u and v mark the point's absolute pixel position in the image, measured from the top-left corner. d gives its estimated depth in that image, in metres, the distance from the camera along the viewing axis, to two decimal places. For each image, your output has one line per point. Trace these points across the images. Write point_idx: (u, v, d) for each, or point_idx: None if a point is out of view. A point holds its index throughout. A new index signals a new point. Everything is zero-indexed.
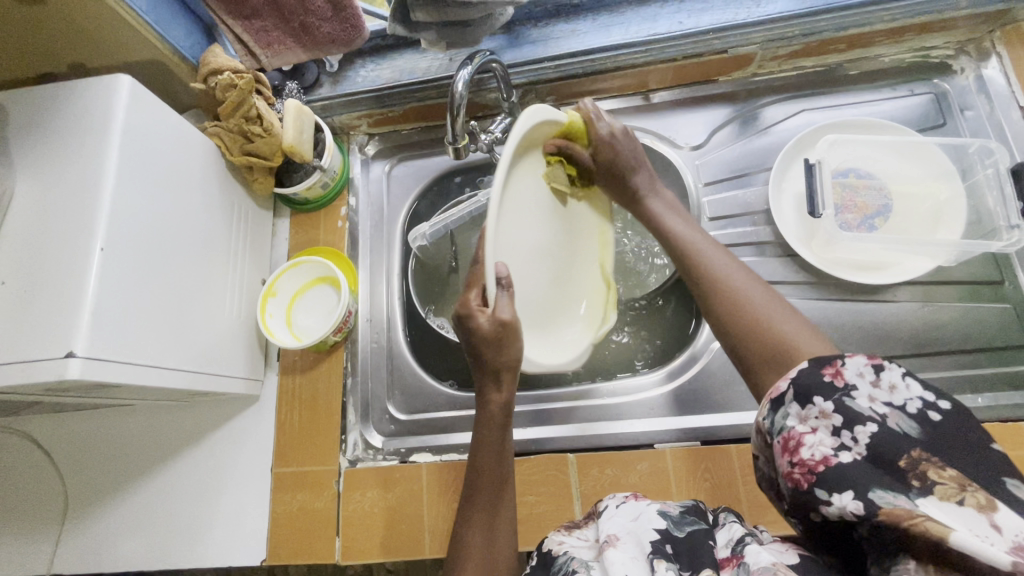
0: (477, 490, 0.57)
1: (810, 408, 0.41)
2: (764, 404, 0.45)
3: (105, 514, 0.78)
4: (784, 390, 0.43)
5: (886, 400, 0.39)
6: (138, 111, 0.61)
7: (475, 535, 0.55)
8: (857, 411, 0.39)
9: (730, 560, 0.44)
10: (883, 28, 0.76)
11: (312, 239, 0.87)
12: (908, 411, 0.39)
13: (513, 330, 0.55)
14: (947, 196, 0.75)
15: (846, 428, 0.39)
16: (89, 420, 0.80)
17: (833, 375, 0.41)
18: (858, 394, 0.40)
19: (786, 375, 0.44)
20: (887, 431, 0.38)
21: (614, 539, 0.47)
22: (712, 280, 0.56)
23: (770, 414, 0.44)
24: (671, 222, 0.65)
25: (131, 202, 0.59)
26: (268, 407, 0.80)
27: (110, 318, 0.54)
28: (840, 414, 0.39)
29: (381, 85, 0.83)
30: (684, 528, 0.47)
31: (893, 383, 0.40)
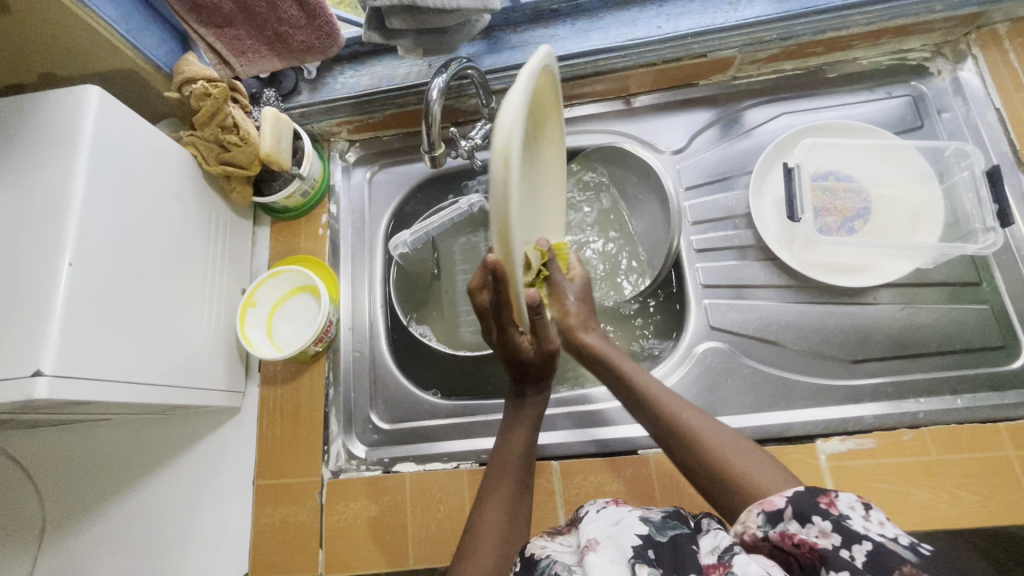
0: (501, 476, 0.60)
1: (809, 526, 0.42)
2: (754, 512, 0.46)
3: (84, 530, 0.77)
4: (780, 506, 0.45)
5: (880, 532, 0.40)
6: (107, 122, 0.60)
7: (493, 511, 0.57)
8: (854, 530, 0.40)
9: (718, 568, 0.42)
10: (859, 32, 0.77)
11: (293, 247, 0.86)
12: (904, 542, 0.39)
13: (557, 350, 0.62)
14: (925, 198, 0.76)
15: (843, 546, 0.40)
16: (67, 434, 0.79)
17: (828, 502, 0.42)
18: (853, 520, 0.41)
19: (781, 492, 0.46)
20: (885, 550, 0.38)
21: (594, 543, 0.46)
22: (669, 422, 0.58)
23: (764, 524, 0.45)
24: (620, 360, 0.65)
25: (102, 216, 0.58)
26: (250, 418, 0.79)
27: (80, 334, 0.53)
28: (838, 533, 0.40)
29: (360, 92, 0.82)
30: (666, 532, 0.46)
31: (882, 519, 0.41)
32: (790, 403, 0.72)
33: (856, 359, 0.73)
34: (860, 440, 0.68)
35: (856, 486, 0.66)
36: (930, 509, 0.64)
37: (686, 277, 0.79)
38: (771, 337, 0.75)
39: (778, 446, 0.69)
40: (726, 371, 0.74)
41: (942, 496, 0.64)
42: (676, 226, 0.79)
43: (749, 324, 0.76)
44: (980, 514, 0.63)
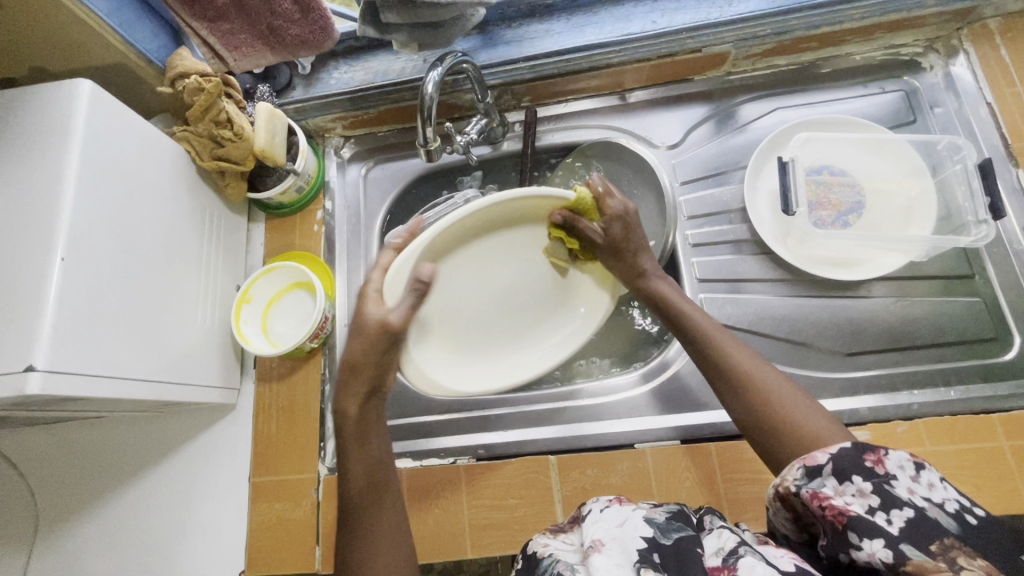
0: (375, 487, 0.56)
1: (847, 484, 0.42)
2: (794, 467, 0.46)
3: (78, 529, 0.76)
4: (821, 462, 0.45)
5: (925, 496, 0.41)
6: (99, 116, 0.60)
7: (379, 533, 0.53)
8: (896, 495, 0.41)
9: (721, 571, 0.42)
10: (852, 27, 0.77)
11: (288, 243, 0.86)
12: (948, 509, 0.40)
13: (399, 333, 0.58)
14: (918, 191, 0.76)
15: (882, 509, 0.40)
16: (60, 433, 0.78)
17: (875, 462, 0.43)
18: (898, 483, 0.41)
19: (824, 448, 0.46)
20: (925, 518, 0.39)
21: (598, 544, 0.46)
22: (729, 367, 0.58)
23: (801, 478, 0.45)
24: (678, 304, 0.65)
25: (95, 211, 0.57)
26: (245, 415, 0.79)
27: (73, 329, 0.53)
28: (878, 495, 0.41)
29: (354, 87, 0.82)
30: (670, 535, 0.46)
31: (932, 482, 0.41)
32: None
33: (850, 352, 0.73)
34: (855, 432, 0.68)
35: None
36: None
37: (682, 272, 0.80)
38: (766, 331, 0.75)
39: None
40: None
41: None
42: (671, 221, 0.80)
43: (745, 318, 0.76)
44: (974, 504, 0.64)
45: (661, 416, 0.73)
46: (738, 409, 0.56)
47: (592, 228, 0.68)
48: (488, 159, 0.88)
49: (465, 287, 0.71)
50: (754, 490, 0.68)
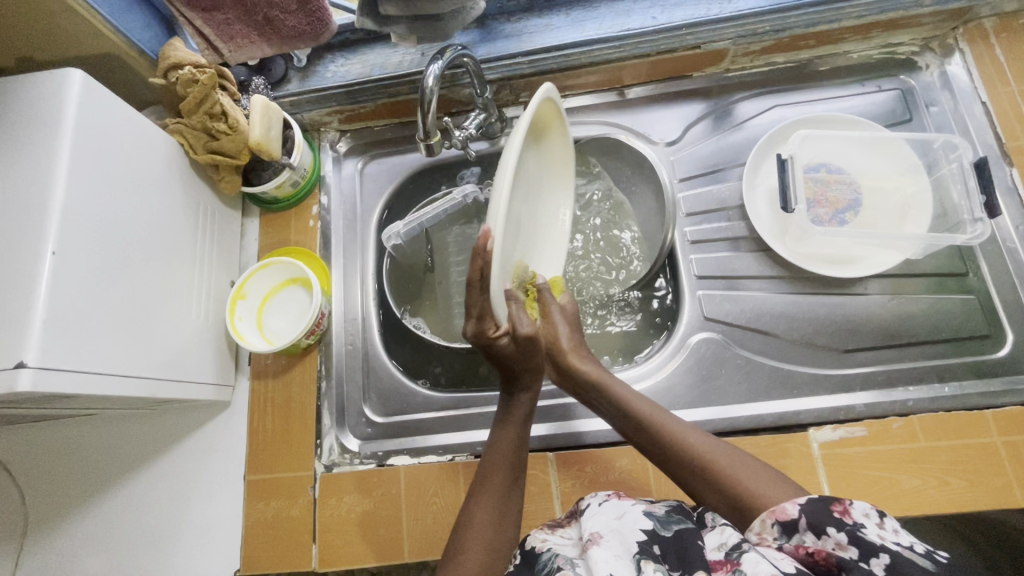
0: (491, 474, 0.60)
1: (825, 538, 0.42)
2: (768, 523, 0.47)
3: (68, 528, 0.75)
4: (795, 518, 0.45)
5: (896, 540, 0.41)
6: (91, 107, 0.58)
7: (479, 512, 0.57)
8: (870, 542, 0.40)
9: (724, 564, 0.42)
10: (850, 25, 0.77)
11: (283, 238, 0.85)
12: (919, 549, 0.40)
13: (534, 342, 0.63)
14: (914, 190, 0.77)
15: (863, 560, 0.40)
16: (50, 430, 0.77)
17: (842, 512, 0.43)
18: (869, 529, 0.41)
19: (793, 501, 0.47)
20: (903, 561, 0.39)
21: (597, 537, 0.47)
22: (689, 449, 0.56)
23: (780, 536, 0.46)
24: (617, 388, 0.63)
25: (86, 205, 0.56)
26: (240, 413, 0.78)
27: (64, 325, 0.52)
28: (854, 545, 0.41)
29: (351, 81, 0.81)
30: (670, 527, 0.46)
31: (896, 527, 0.42)
32: (782, 392, 0.72)
33: (846, 349, 0.74)
34: (851, 428, 0.69)
35: (846, 474, 0.67)
36: (917, 495, 0.65)
37: (680, 270, 0.80)
38: (763, 328, 0.76)
39: (771, 435, 0.70)
40: (721, 360, 0.74)
41: (931, 482, 0.65)
42: (671, 219, 0.80)
43: (742, 315, 0.76)
44: (966, 500, 0.64)
45: None
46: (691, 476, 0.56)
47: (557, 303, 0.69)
48: (486, 154, 0.87)
49: (510, 244, 0.61)
50: None
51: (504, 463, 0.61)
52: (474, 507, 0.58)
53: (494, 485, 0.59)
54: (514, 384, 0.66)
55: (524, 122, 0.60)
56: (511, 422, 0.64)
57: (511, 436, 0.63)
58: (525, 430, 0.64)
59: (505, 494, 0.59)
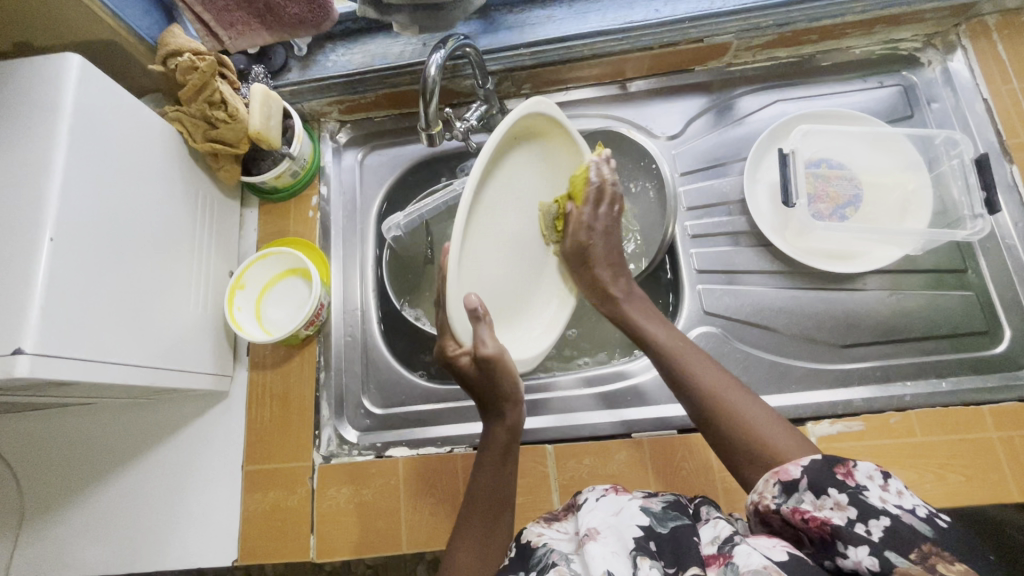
0: (473, 509, 0.58)
1: (825, 498, 0.43)
2: (771, 481, 0.47)
3: (66, 517, 0.74)
4: (797, 478, 0.45)
5: (897, 503, 0.41)
6: (88, 94, 0.58)
7: (463, 552, 0.55)
8: (870, 504, 0.41)
9: (717, 557, 0.43)
10: (853, 20, 0.77)
11: (282, 229, 0.84)
12: (920, 514, 0.40)
13: (498, 362, 0.59)
14: (914, 186, 0.77)
15: (861, 520, 0.40)
16: (47, 419, 0.77)
17: (845, 474, 0.43)
18: (871, 492, 0.41)
19: (796, 461, 0.47)
20: (902, 527, 0.39)
21: (593, 532, 0.46)
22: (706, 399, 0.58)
23: (780, 495, 0.46)
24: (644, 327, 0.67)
25: (85, 192, 0.55)
26: (237, 403, 0.78)
27: (62, 312, 0.51)
28: (854, 506, 0.41)
29: (352, 70, 0.80)
30: (666, 523, 0.46)
31: (900, 490, 0.42)
32: (781, 387, 0.73)
33: (845, 344, 0.74)
34: (849, 423, 0.69)
35: None
36: (913, 489, 0.65)
37: (680, 263, 0.80)
38: (763, 322, 0.76)
39: None
40: (720, 354, 0.75)
41: (927, 477, 0.66)
42: (672, 212, 0.81)
43: (742, 309, 0.77)
44: (961, 494, 0.65)
45: (658, 406, 0.73)
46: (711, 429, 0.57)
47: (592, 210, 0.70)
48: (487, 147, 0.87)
49: (487, 253, 0.63)
50: None
51: (484, 498, 0.59)
52: (458, 544, 0.56)
53: (475, 523, 0.58)
54: (491, 412, 0.63)
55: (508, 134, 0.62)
56: (488, 457, 0.61)
57: (490, 470, 0.60)
58: (507, 456, 0.61)
59: (487, 526, 0.57)
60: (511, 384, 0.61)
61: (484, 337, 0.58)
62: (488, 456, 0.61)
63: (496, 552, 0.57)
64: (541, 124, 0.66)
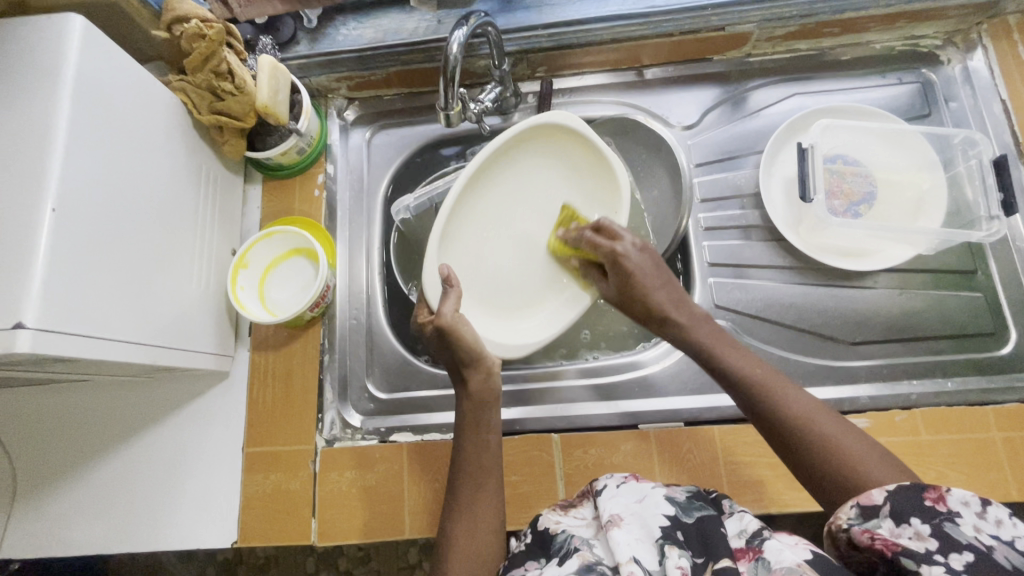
0: (460, 477, 0.58)
1: (905, 526, 0.40)
2: (847, 505, 0.44)
3: (59, 495, 0.73)
4: (877, 502, 0.42)
5: (992, 534, 0.38)
6: (91, 58, 0.55)
7: (457, 525, 0.55)
8: (958, 537, 0.38)
9: (746, 552, 0.42)
10: (877, 13, 0.76)
11: (286, 208, 0.82)
12: (1016, 548, 0.37)
13: (453, 325, 0.60)
14: (929, 185, 0.77)
15: (942, 552, 0.38)
16: (42, 394, 0.75)
17: (935, 500, 0.40)
18: (963, 520, 0.39)
19: (880, 486, 0.43)
20: (988, 561, 0.36)
21: (617, 519, 0.46)
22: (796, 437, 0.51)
23: (853, 518, 0.43)
24: (728, 358, 0.58)
25: (88, 162, 0.53)
26: (239, 383, 0.76)
27: (65, 287, 0.49)
28: (937, 537, 0.38)
29: (364, 45, 0.78)
30: (692, 513, 0.46)
31: (999, 519, 0.39)
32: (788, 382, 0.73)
33: (853, 341, 0.74)
34: (854, 419, 0.69)
35: None
36: None
37: (692, 256, 0.79)
38: (772, 318, 0.76)
39: None
40: None
41: (929, 474, 0.66)
42: (687, 204, 0.78)
43: (752, 304, 0.76)
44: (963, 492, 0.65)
45: (664, 398, 0.73)
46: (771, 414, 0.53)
47: (589, 236, 0.66)
48: (499, 130, 0.85)
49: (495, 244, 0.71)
50: (755, 473, 0.68)
51: (470, 468, 0.58)
52: (453, 521, 0.56)
53: (466, 496, 0.57)
54: (458, 378, 0.63)
55: (521, 138, 0.69)
56: (467, 424, 0.60)
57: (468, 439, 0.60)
58: (483, 421, 0.60)
59: (476, 497, 0.57)
60: (468, 352, 0.60)
61: (444, 307, 0.62)
62: (467, 424, 0.60)
63: (489, 523, 0.56)
64: (568, 140, 0.70)
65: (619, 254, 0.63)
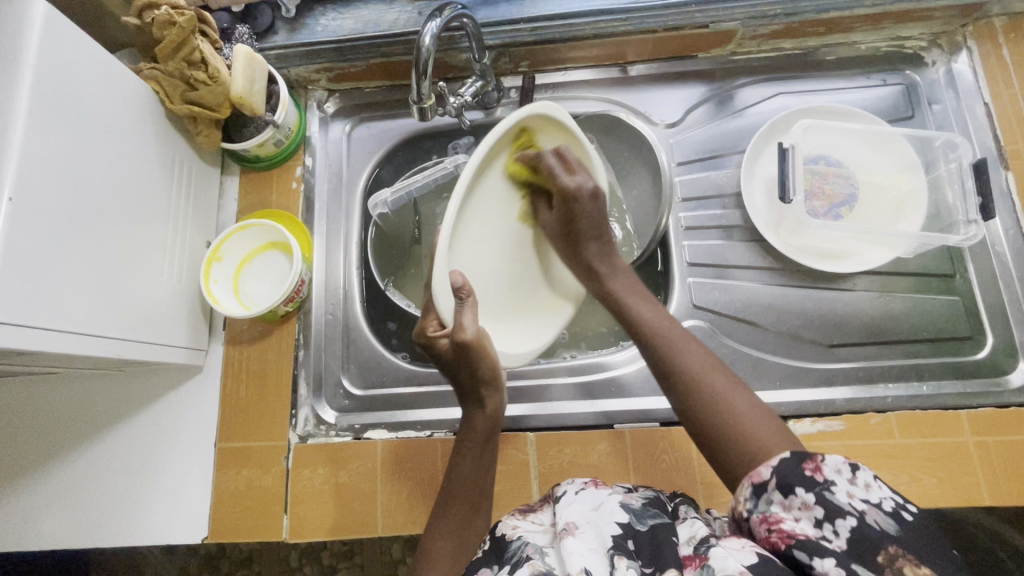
0: (451, 495, 0.59)
1: (792, 498, 0.42)
2: (743, 486, 0.46)
3: (28, 490, 0.72)
4: (766, 478, 0.44)
5: (863, 497, 0.40)
6: (52, 43, 0.54)
7: (439, 540, 0.56)
8: (837, 504, 0.40)
9: (693, 558, 0.42)
10: (862, 13, 0.76)
11: (263, 200, 0.81)
12: (886, 508, 0.40)
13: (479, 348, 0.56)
14: (910, 188, 0.76)
15: (827, 521, 0.40)
16: (12, 387, 0.73)
17: (813, 469, 0.42)
18: (838, 489, 0.41)
19: (767, 461, 0.45)
20: (866, 526, 0.39)
21: (572, 528, 0.45)
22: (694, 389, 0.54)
23: (750, 498, 0.45)
24: (638, 308, 0.63)
25: (48, 150, 0.52)
26: (212, 379, 0.75)
27: (22, 278, 0.48)
28: (820, 506, 0.40)
29: (342, 36, 0.76)
30: (645, 521, 0.46)
31: (868, 482, 0.41)
32: (764, 383, 0.72)
33: (831, 344, 0.74)
34: (829, 422, 0.69)
35: None
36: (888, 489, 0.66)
37: (671, 256, 0.79)
38: (751, 319, 0.75)
39: None
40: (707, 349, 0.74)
41: (901, 478, 0.66)
42: (667, 201, 0.78)
43: (731, 305, 0.76)
44: (935, 496, 0.65)
45: (641, 398, 0.73)
46: (673, 381, 0.56)
47: (551, 159, 0.63)
48: (480, 125, 0.84)
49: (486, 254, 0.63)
50: None
51: (462, 493, 0.59)
52: (433, 534, 0.57)
53: (451, 516, 0.57)
54: (469, 399, 0.62)
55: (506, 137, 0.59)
56: (470, 448, 0.61)
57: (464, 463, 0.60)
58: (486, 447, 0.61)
59: (464, 519, 0.57)
60: (488, 372, 0.59)
61: (463, 321, 0.56)
62: (470, 448, 0.61)
63: (472, 541, 0.57)
64: (550, 136, 0.64)
65: (573, 193, 0.63)
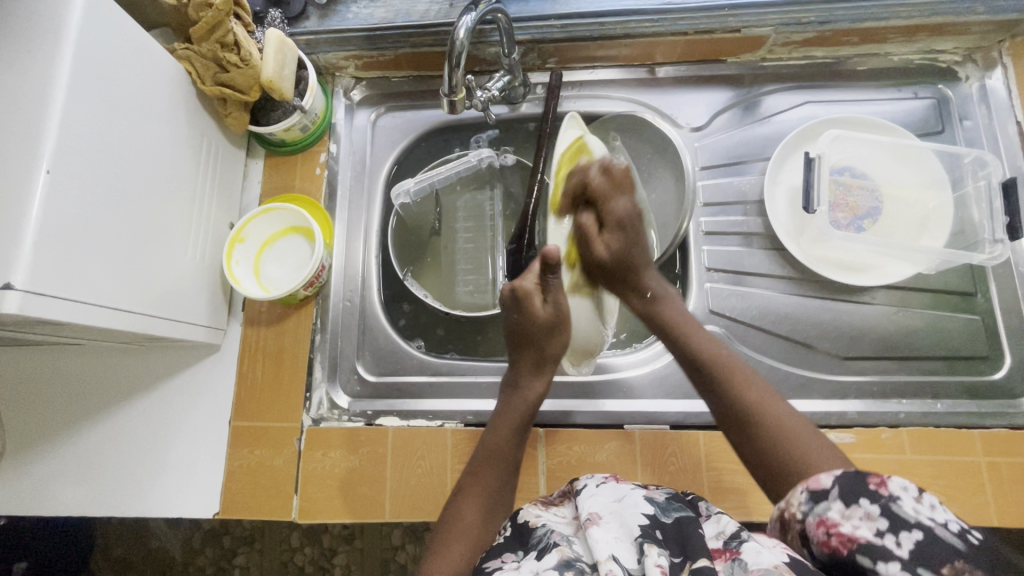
0: (488, 463, 0.62)
1: (855, 507, 0.40)
2: (800, 491, 0.45)
3: (46, 457, 0.74)
4: (827, 486, 0.43)
5: (931, 515, 0.38)
6: (93, 20, 0.54)
7: (469, 507, 0.58)
8: (904, 515, 0.38)
9: (723, 552, 0.42)
10: (897, 25, 0.75)
11: (287, 184, 0.81)
12: (953, 528, 0.38)
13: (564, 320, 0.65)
14: (936, 204, 0.75)
15: (890, 532, 0.38)
16: (34, 357, 0.75)
17: (877, 483, 0.40)
18: (904, 502, 0.39)
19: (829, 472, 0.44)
20: (935, 542, 0.37)
21: (596, 517, 0.47)
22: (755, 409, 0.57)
23: (806, 502, 0.44)
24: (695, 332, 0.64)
25: (88, 125, 0.53)
26: (229, 358, 0.76)
27: (55, 249, 0.49)
28: (885, 517, 0.39)
29: (373, 25, 0.77)
30: (670, 514, 0.46)
31: (934, 503, 0.39)
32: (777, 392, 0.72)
33: (846, 356, 0.74)
34: (841, 434, 0.68)
35: None
36: None
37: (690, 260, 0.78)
38: (766, 327, 0.75)
39: None
40: None
41: None
42: (689, 205, 0.76)
43: (746, 312, 0.76)
44: None
45: (651, 400, 0.74)
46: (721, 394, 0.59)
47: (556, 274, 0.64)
48: (506, 120, 0.84)
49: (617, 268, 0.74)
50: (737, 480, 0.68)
51: (498, 467, 0.61)
52: (462, 501, 0.59)
53: (480, 487, 0.60)
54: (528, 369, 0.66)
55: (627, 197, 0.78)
56: (502, 424, 0.64)
57: (502, 435, 0.63)
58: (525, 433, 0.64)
59: (493, 495, 0.60)
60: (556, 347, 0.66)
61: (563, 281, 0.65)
62: (502, 424, 0.64)
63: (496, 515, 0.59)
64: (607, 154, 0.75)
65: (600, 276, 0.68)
